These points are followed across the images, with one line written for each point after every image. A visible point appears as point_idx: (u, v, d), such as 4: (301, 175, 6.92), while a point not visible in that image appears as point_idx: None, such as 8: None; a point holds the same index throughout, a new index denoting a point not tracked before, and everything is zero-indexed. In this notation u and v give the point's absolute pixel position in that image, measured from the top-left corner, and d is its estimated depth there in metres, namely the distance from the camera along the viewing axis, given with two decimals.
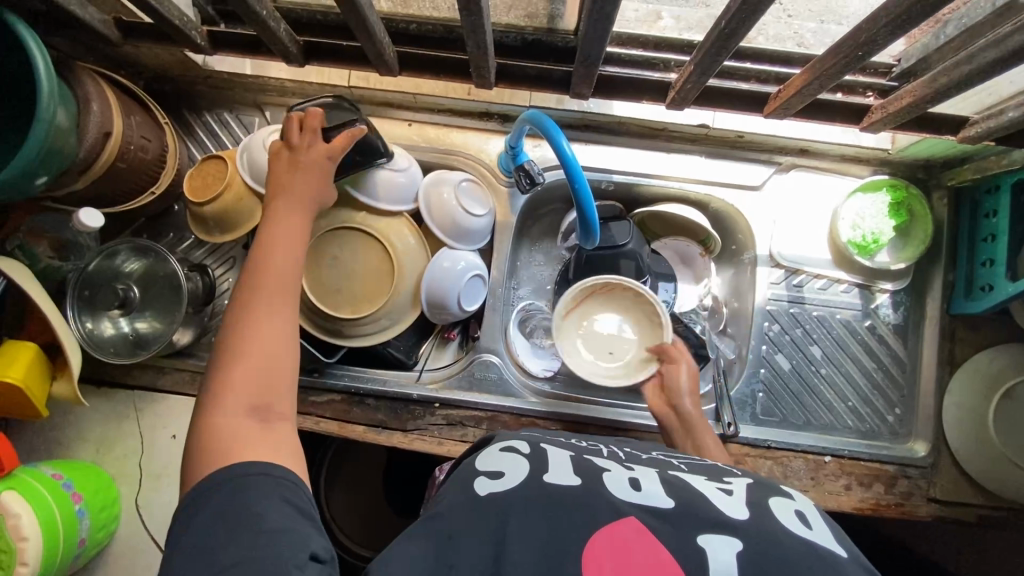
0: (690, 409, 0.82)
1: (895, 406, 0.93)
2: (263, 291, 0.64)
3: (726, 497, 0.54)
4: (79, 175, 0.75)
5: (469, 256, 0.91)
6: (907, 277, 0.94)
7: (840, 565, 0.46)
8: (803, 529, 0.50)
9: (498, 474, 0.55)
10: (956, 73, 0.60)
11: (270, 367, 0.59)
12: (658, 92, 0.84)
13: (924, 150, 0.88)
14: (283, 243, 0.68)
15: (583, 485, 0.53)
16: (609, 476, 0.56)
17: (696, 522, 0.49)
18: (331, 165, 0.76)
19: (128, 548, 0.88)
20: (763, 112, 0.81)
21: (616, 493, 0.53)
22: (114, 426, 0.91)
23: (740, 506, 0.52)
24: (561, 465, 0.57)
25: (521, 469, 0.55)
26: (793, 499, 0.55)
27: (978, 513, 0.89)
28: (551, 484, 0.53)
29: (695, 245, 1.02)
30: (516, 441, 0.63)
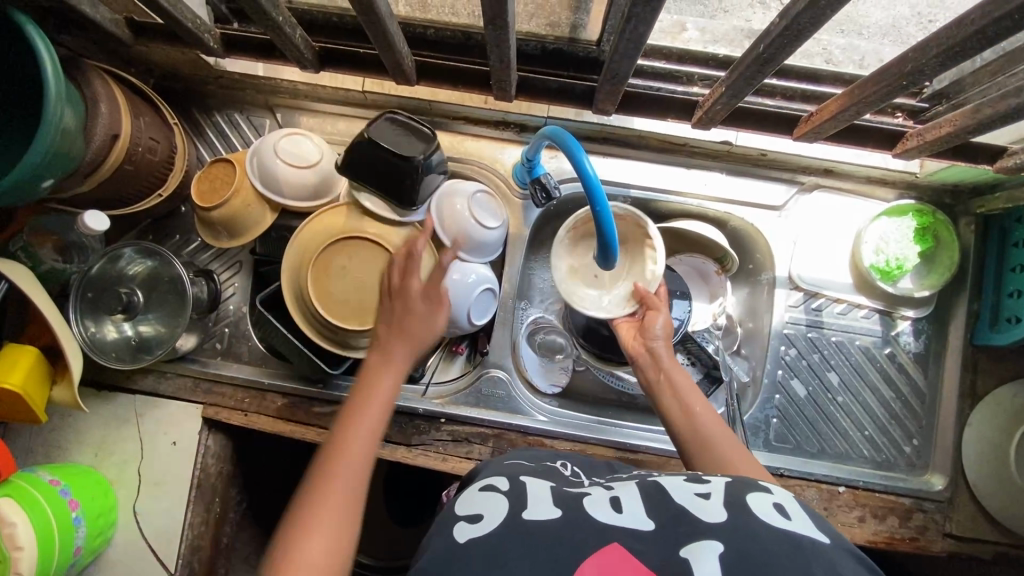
0: (664, 351, 0.77)
1: (912, 437, 0.91)
2: (352, 448, 0.61)
3: (703, 502, 0.51)
4: (85, 178, 0.73)
5: (481, 269, 0.88)
6: (930, 304, 0.91)
7: (822, 553, 0.45)
8: (781, 519, 0.48)
9: (477, 516, 0.52)
10: (1002, 105, 0.57)
11: (337, 539, 0.55)
12: (683, 110, 0.81)
13: (953, 175, 0.85)
14: (377, 395, 0.67)
15: (563, 516, 0.50)
16: (591, 498, 0.54)
17: (676, 536, 0.47)
18: (427, 309, 0.75)
19: (126, 554, 0.87)
20: (792, 134, 0.79)
21: (597, 514, 0.51)
22: (114, 430, 0.90)
23: (716, 508, 0.49)
24: (539, 499, 0.54)
25: (500, 509, 0.53)
26: (771, 493, 0.52)
27: (995, 550, 0.87)
28: (530, 521, 0.50)
29: (711, 262, 0.99)
30: (494, 478, 0.61)
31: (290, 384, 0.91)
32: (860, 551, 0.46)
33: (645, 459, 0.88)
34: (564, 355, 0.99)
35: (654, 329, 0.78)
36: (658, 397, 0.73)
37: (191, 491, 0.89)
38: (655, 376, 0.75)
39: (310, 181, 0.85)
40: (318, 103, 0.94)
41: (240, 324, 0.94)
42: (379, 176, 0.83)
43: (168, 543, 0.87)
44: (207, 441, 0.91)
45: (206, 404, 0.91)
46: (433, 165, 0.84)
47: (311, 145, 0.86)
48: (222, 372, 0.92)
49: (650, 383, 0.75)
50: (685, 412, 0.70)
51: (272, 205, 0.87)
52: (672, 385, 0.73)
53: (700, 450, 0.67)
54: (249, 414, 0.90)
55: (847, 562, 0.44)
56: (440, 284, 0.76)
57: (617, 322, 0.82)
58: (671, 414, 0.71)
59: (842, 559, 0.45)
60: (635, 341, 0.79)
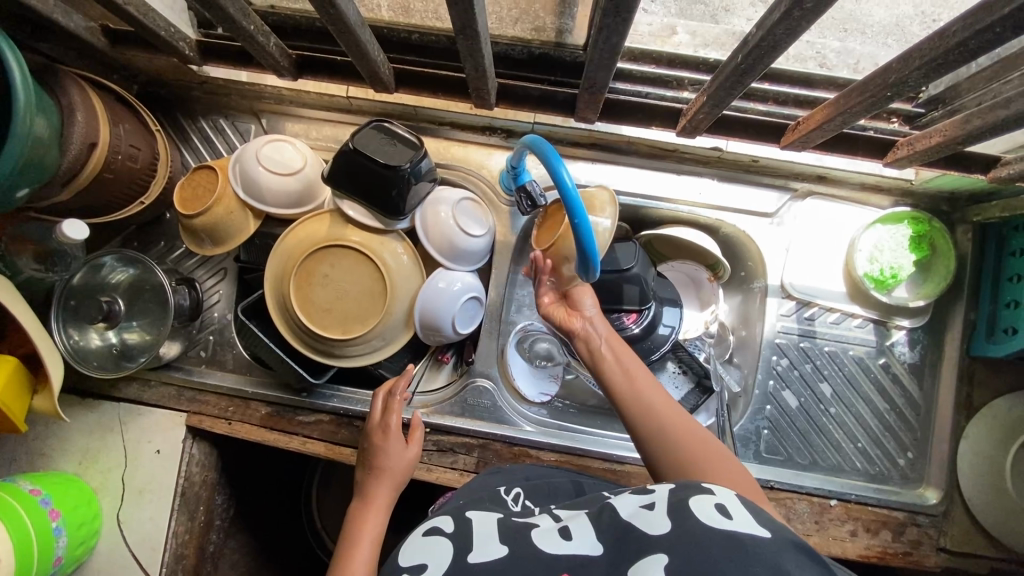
0: (599, 321, 0.76)
1: (906, 449, 0.89)
2: None
3: (648, 514, 0.51)
4: (62, 187, 0.73)
5: (467, 279, 0.88)
6: (924, 314, 0.89)
7: (760, 550, 0.43)
8: (722, 520, 0.47)
9: (420, 566, 0.54)
10: (992, 117, 0.55)
11: None
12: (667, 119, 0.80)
13: (948, 183, 0.83)
14: (363, 537, 0.69)
15: (508, 554, 0.52)
16: (540, 531, 0.55)
17: (625, 554, 0.48)
18: (391, 438, 0.77)
19: (110, 564, 0.87)
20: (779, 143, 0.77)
21: (546, 548, 0.52)
22: (97, 438, 0.90)
23: (660, 518, 0.50)
24: (485, 540, 0.55)
25: (446, 555, 0.54)
26: (716, 493, 0.52)
27: (991, 565, 0.85)
28: (474, 566, 0.51)
29: (703, 269, 0.99)
30: (440, 519, 0.62)
31: (274, 392, 0.90)
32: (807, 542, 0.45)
33: (631, 471, 0.87)
34: (552, 362, 0.97)
35: (583, 302, 0.78)
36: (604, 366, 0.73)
37: (175, 499, 0.89)
38: (597, 346, 0.74)
39: (293, 189, 0.84)
40: (302, 109, 0.93)
41: (225, 331, 0.93)
42: (362, 184, 0.81)
43: (152, 551, 0.87)
44: (190, 449, 0.91)
45: (189, 412, 0.90)
46: (421, 172, 0.83)
47: (294, 151, 0.84)
48: (206, 379, 0.91)
49: (592, 355, 0.74)
50: (627, 378, 0.71)
51: (255, 212, 0.87)
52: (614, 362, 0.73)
53: (642, 418, 0.67)
54: (232, 423, 0.89)
55: (790, 554, 0.43)
56: (395, 411, 0.79)
57: (545, 303, 0.79)
58: (615, 386, 0.71)
59: (785, 553, 0.43)
60: (569, 318, 0.77)
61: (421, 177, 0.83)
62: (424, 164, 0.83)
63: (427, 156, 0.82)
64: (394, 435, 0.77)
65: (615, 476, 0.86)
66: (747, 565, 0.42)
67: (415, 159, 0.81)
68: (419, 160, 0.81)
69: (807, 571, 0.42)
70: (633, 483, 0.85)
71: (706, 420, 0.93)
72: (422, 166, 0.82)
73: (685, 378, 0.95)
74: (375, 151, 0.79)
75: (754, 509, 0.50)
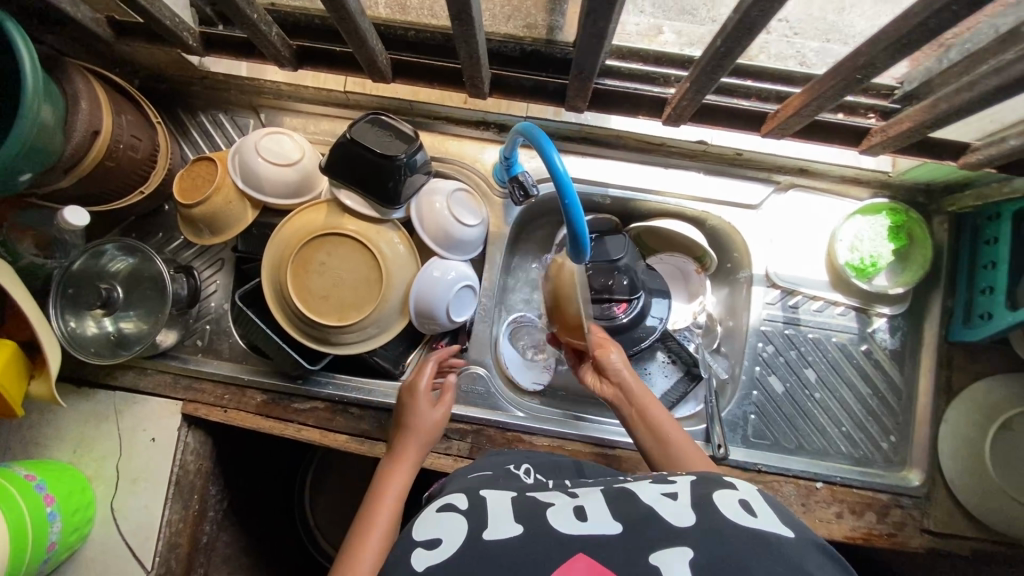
0: (631, 379, 0.80)
1: (889, 433, 0.91)
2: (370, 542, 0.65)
3: (670, 504, 0.54)
4: (64, 173, 0.74)
5: (461, 267, 0.90)
6: (905, 302, 0.92)
7: (786, 548, 0.47)
8: (749, 518, 0.51)
9: (434, 542, 0.54)
10: (957, 100, 0.58)
11: None
12: (655, 107, 0.84)
13: (925, 174, 0.87)
14: (389, 491, 0.71)
15: (524, 532, 0.52)
16: (553, 510, 0.56)
17: (648, 539, 0.49)
18: (420, 399, 0.80)
19: (103, 553, 0.88)
20: (761, 132, 0.82)
21: (560, 527, 0.52)
22: (92, 427, 0.90)
23: (685, 511, 0.52)
24: (500, 517, 0.56)
25: (459, 531, 0.55)
26: (737, 489, 0.56)
27: (973, 546, 0.87)
28: (490, 544, 0.52)
29: (691, 261, 1.03)
30: (454, 497, 0.63)
31: (270, 380, 0.91)
32: (827, 544, 0.49)
33: (623, 455, 0.88)
34: (546, 354, 1.01)
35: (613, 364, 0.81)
36: (636, 423, 0.77)
37: (170, 487, 0.89)
38: (628, 411, 0.78)
39: (292, 179, 0.87)
40: (299, 104, 0.95)
41: (222, 320, 0.94)
42: (359, 173, 0.84)
43: (146, 540, 0.88)
44: (186, 438, 0.91)
45: (185, 400, 0.91)
46: (416, 164, 0.85)
47: (291, 143, 0.87)
48: (202, 368, 0.92)
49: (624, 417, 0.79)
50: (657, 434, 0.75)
51: (253, 202, 0.89)
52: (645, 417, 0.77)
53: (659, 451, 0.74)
54: (228, 411, 0.90)
55: (814, 557, 0.47)
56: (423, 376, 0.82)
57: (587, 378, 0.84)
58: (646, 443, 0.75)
59: (807, 554, 0.47)
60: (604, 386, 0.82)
61: (417, 170, 0.86)
62: (420, 157, 0.86)
63: (422, 148, 0.85)
64: (424, 396, 0.80)
65: (606, 461, 0.88)
66: (776, 563, 0.45)
67: (411, 152, 0.83)
68: (414, 153, 0.84)
69: (828, 572, 0.46)
70: (624, 467, 0.87)
71: (693, 407, 0.97)
72: (417, 159, 0.85)
73: (675, 367, 0.99)
74: (372, 144, 0.82)
75: (778, 508, 0.54)
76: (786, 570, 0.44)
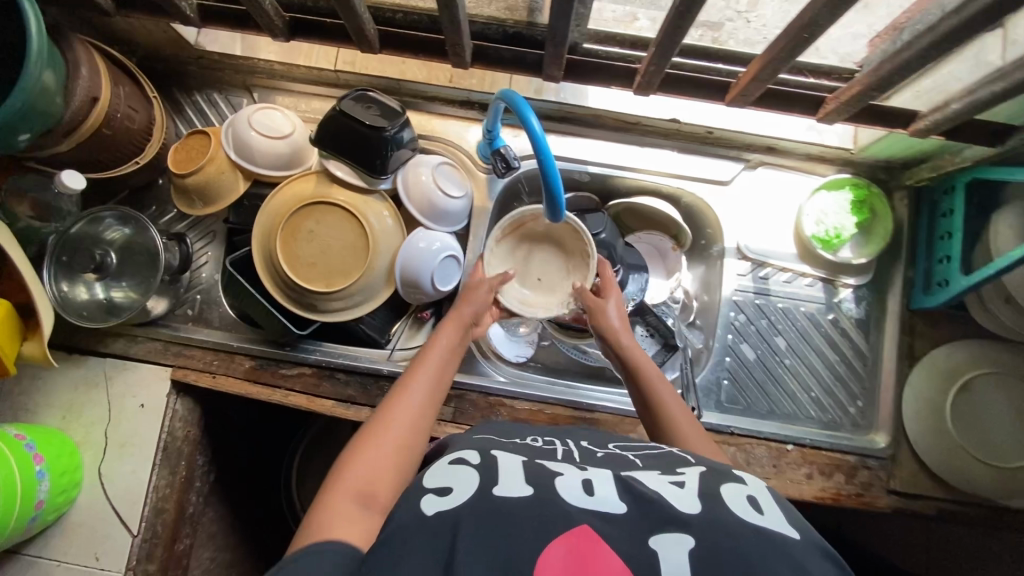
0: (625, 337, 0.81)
1: (856, 398, 0.95)
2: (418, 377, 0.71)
3: (678, 491, 0.54)
4: (63, 137, 0.78)
5: (445, 238, 0.93)
6: (869, 272, 0.96)
7: (790, 549, 0.48)
8: (754, 515, 0.51)
9: (445, 489, 0.54)
10: (898, 61, 0.63)
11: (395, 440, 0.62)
12: (626, 77, 0.87)
13: (885, 148, 0.92)
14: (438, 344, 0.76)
15: (533, 494, 0.52)
16: (564, 479, 0.55)
17: (653, 521, 0.50)
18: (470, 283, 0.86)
19: (90, 516, 0.90)
20: (726, 100, 0.85)
21: (568, 498, 0.52)
22: (81, 393, 0.92)
23: (692, 499, 0.52)
24: (510, 474, 0.55)
25: (470, 483, 0.54)
26: (745, 485, 0.56)
27: (939, 507, 0.90)
28: (500, 499, 0.51)
29: (668, 239, 1.06)
30: (465, 450, 0.62)
31: (259, 347, 0.94)
32: (829, 548, 0.50)
33: (600, 418, 0.91)
34: (529, 329, 1.05)
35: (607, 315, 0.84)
36: (639, 387, 0.76)
37: (158, 452, 0.91)
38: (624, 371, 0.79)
39: (284, 152, 0.90)
40: (291, 84, 0.99)
41: (212, 290, 0.97)
42: (348, 143, 0.88)
43: (132, 504, 0.90)
44: (174, 405, 0.93)
45: (174, 366, 0.93)
46: (403, 140, 0.90)
47: (283, 118, 0.90)
48: (192, 336, 0.94)
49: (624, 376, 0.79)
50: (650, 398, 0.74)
51: (245, 174, 0.92)
52: (648, 389, 0.75)
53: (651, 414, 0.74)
54: (217, 376, 0.92)
55: (816, 559, 0.48)
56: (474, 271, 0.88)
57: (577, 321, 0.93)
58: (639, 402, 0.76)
59: (809, 557, 0.48)
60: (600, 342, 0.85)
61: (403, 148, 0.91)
62: (406, 136, 0.90)
63: (409, 126, 0.90)
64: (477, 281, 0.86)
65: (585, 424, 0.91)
66: (778, 562, 0.46)
67: (398, 130, 0.88)
68: (401, 131, 0.88)
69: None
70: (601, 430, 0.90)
71: None
72: (402, 137, 0.89)
73: (653, 340, 1.00)
74: (361, 121, 0.86)
75: (784, 507, 0.55)
76: (788, 568, 0.46)
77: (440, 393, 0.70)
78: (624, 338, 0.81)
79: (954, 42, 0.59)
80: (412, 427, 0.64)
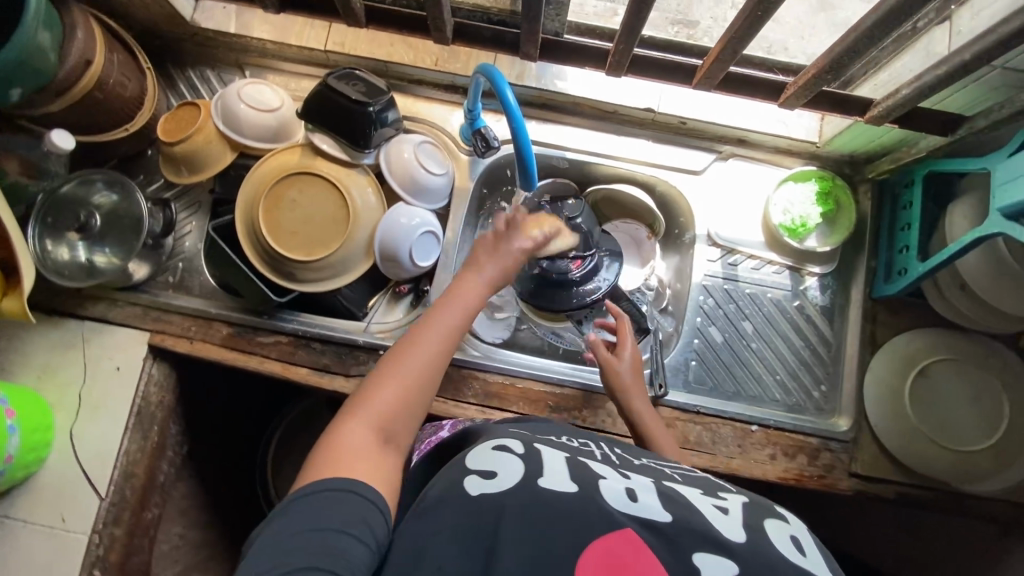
0: (632, 389, 0.83)
1: (821, 383, 0.97)
2: (443, 317, 0.67)
3: (722, 516, 0.52)
4: (55, 96, 0.81)
5: (425, 214, 0.96)
6: (834, 261, 1.00)
7: None
8: (797, 555, 0.50)
9: (490, 473, 0.54)
10: (846, 44, 0.68)
11: (414, 382, 0.64)
12: (599, 59, 0.92)
13: (847, 141, 0.96)
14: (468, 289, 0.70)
15: (577, 492, 0.51)
16: (608, 483, 0.54)
17: (696, 536, 0.49)
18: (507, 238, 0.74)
19: (60, 477, 0.90)
20: (692, 83, 0.91)
21: (613, 502, 0.51)
22: (58, 354, 0.93)
23: (735, 526, 0.51)
24: (554, 469, 0.55)
25: (515, 471, 0.54)
26: (789, 524, 0.54)
27: (898, 490, 0.92)
28: (545, 490, 0.51)
29: (643, 228, 1.10)
30: (510, 440, 0.62)
31: (237, 315, 0.95)
32: None
33: (569, 394, 0.93)
34: (506, 313, 1.07)
35: (621, 379, 0.84)
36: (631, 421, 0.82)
37: (131, 415, 0.92)
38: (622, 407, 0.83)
39: (273, 125, 0.94)
40: (283, 63, 1.03)
41: (194, 259, 0.99)
42: (335, 118, 0.91)
43: (102, 467, 0.90)
44: (150, 369, 0.94)
45: (152, 331, 0.94)
46: (387, 120, 0.93)
47: (273, 93, 0.94)
48: (171, 302, 0.96)
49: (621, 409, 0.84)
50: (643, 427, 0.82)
51: (232, 145, 0.94)
52: (626, 402, 0.82)
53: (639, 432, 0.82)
54: (194, 342, 0.94)
55: None
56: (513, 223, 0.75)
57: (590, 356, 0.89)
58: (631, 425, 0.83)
59: None
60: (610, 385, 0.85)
61: (389, 130, 0.95)
62: (392, 118, 0.94)
63: (395, 107, 0.94)
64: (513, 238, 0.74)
65: (554, 400, 0.93)
66: None
67: (383, 111, 0.92)
68: (386, 112, 0.92)
69: None
70: (569, 404, 0.93)
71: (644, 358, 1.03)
72: (388, 117, 0.93)
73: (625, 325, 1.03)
74: (348, 100, 0.90)
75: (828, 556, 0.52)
76: None
77: (456, 340, 0.68)
78: (633, 395, 0.83)
79: (897, 23, 0.64)
80: (424, 375, 0.64)
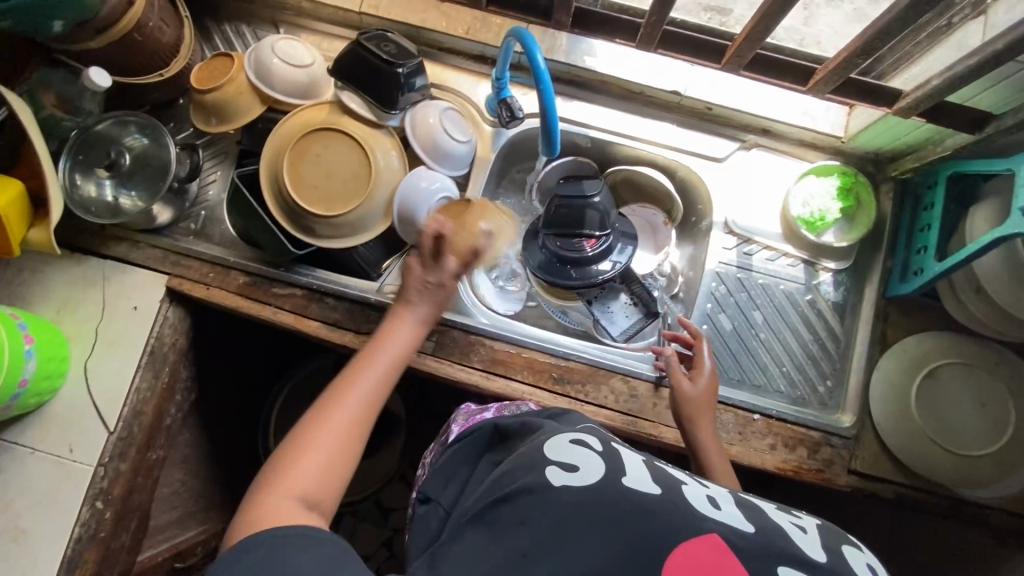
0: (694, 412, 0.84)
1: (827, 378, 0.97)
2: (369, 371, 0.71)
3: (802, 535, 0.55)
4: (96, 33, 0.83)
5: (444, 180, 0.97)
6: (849, 258, 0.99)
7: None
8: None
9: (572, 466, 0.57)
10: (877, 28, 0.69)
11: (338, 438, 0.66)
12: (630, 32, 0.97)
13: (871, 138, 0.96)
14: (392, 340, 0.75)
15: (663, 494, 0.55)
16: (688, 488, 0.58)
17: (776, 547, 0.52)
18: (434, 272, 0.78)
19: (71, 408, 0.92)
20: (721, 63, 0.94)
21: (699, 507, 0.55)
22: (79, 290, 0.95)
23: (816, 546, 0.54)
24: (636, 471, 0.58)
25: (597, 467, 0.57)
26: (864, 552, 0.57)
27: (898, 491, 0.92)
28: (631, 489, 0.54)
29: (660, 213, 1.09)
30: (586, 436, 0.65)
31: (254, 265, 0.97)
32: None
33: (573, 367, 0.94)
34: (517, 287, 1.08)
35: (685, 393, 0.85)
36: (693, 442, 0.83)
37: (143, 354, 0.94)
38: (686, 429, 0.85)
39: (303, 81, 0.95)
40: (317, 23, 1.04)
41: (216, 209, 1.01)
42: (364, 76, 0.93)
43: (112, 402, 0.92)
44: (166, 312, 0.96)
45: (171, 274, 0.96)
46: (414, 86, 0.95)
47: (306, 51, 0.95)
48: (191, 247, 0.98)
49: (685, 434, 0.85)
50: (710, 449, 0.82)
51: (261, 98, 0.95)
52: (690, 432, 0.84)
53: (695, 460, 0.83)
54: (210, 288, 0.96)
55: None
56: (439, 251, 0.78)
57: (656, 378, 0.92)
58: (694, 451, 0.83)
59: None
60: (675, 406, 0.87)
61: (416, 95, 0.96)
62: (420, 83, 0.96)
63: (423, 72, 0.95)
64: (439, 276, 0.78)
65: (558, 372, 0.93)
66: None
67: (412, 76, 0.93)
68: (415, 77, 0.94)
69: None
70: (573, 377, 0.93)
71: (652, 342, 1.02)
72: (416, 82, 0.95)
73: (636, 309, 1.03)
74: (377, 61, 0.91)
75: None
76: None
77: (382, 395, 0.71)
78: (700, 415, 0.84)
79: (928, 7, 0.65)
80: (350, 429, 0.67)
